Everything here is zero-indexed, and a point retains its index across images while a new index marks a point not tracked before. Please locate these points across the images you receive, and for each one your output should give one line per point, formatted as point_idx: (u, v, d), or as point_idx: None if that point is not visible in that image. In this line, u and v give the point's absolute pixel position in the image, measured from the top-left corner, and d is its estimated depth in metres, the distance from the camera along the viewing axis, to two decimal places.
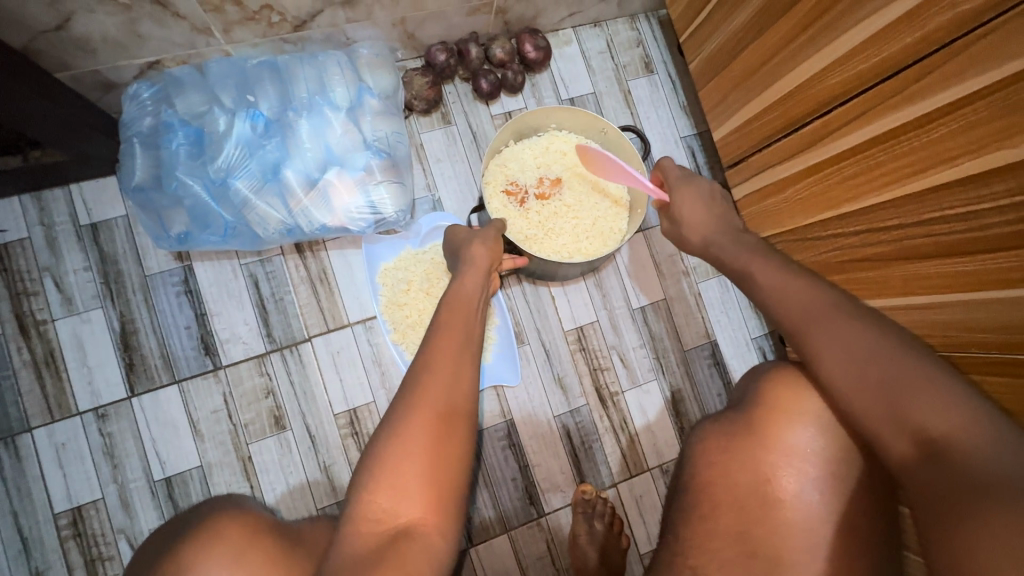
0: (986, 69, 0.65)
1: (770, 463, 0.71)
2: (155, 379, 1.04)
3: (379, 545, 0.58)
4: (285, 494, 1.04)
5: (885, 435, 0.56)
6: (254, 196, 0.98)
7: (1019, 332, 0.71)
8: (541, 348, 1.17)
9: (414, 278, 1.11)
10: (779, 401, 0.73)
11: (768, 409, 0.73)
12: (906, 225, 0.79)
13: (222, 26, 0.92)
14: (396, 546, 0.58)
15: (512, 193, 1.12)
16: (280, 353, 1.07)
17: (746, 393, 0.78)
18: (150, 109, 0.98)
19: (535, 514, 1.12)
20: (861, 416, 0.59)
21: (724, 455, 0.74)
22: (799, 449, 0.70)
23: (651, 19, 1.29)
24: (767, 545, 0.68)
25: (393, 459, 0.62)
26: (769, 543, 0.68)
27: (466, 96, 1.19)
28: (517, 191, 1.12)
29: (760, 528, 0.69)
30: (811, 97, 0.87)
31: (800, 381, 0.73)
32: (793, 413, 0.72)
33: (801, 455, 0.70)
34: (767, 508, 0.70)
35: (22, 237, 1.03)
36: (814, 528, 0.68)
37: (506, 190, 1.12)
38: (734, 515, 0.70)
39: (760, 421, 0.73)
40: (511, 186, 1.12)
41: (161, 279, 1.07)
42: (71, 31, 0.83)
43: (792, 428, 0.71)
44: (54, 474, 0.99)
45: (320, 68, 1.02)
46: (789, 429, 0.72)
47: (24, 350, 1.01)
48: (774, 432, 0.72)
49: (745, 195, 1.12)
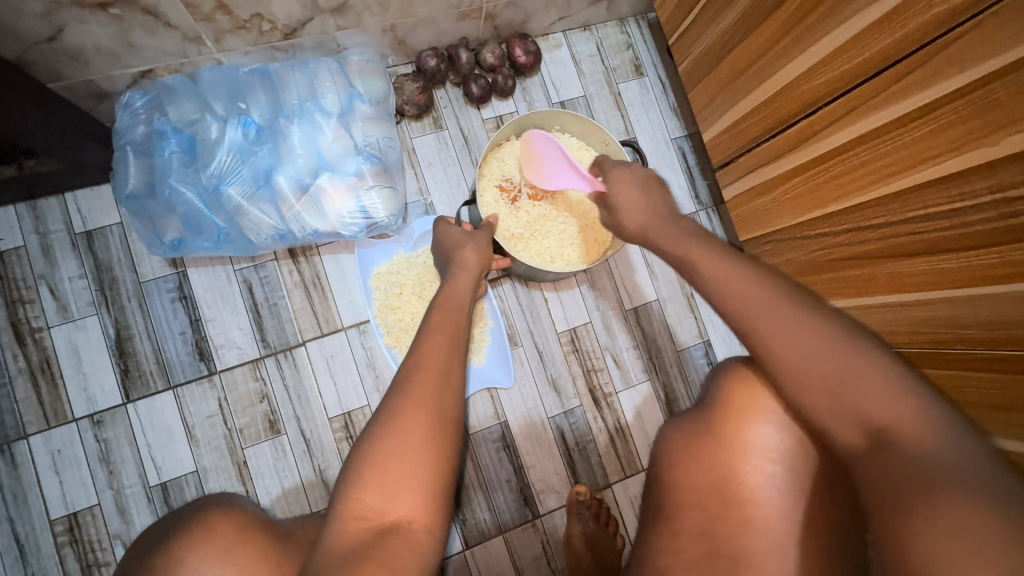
0: (965, 68, 0.66)
1: (728, 462, 0.72)
2: (150, 385, 1.04)
3: (366, 544, 0.58)
4: (281, 498, 1.04)
5: (831, 425, 0.54)
6: (247, 202, 0.99)
7: (1004, 327, 0.72)
8: (534, 350, 1.18)
9: (406, 281, 1.12)
10: (734, 401, 0.74)
11: (724, 409, 0.74)
12: (891, 223, 0.80)
13: (213, 35, 0.93)
14: (381, 543, 0.58)
15: (505, 189, 1.12)
16: (274, 358, 1.08)
17: (707, 393, 0.79)
18: (142, 117, 0.99)
19: (530, 515, 1.12)
20: (801, 404, 0.55)
21: (691, 457, 0.75)
22: (760, 446, 0.71)
23: (640, 22, 1.30)
24: (728, 545, 0.68)
25: (380, 459, 0.63)
26: (731, 540, 0.68)
27: (457, 100, 1.20)
28: (511, 188, 1.13)
29: (721, 526, 0.69)
30: (797, 98, 0.88)
31: (752, 380, 0.74)
32: (750, 410, 0.72)
33: (760, 453, 0.71)
34: (728, 506, 0.70)
35: (18, 245, 1.04)
36: (776, 524, 0.67)
37: (500, 185, 1.13)
38: (699, 514, 0.71)
39: (721, 421, 0.74)
40: (505, 182, 1.12)
41: (155, 285, 1.07)
42: (64, 42, 0.84)
43: (749, 425, 0.72)
44: (50, 480, 1.00)
45: (311, 75, 1.03)
46: (747, 427, 0.72)
47: (20, 357, 1.02)
48: (732, 430, 0.73)
49: (734, 195, 1.12)
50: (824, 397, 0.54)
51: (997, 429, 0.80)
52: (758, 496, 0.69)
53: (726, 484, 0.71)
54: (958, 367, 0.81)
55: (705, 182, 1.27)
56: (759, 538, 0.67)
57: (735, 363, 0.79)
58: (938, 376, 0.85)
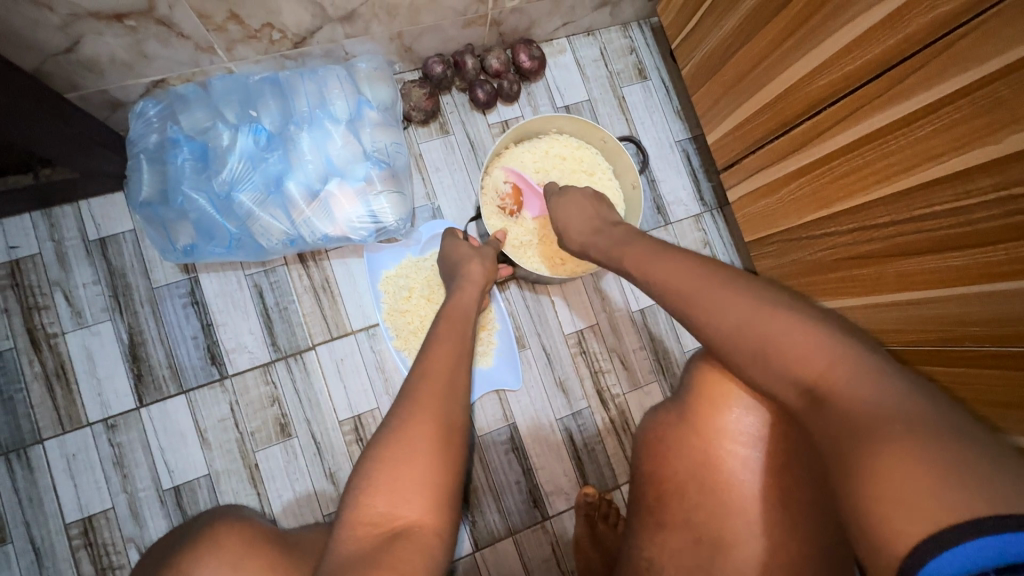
0: (967, 68, 0.67)
1: (701, 448, 0.73)
2: (163, 390, 1.06)
3: (377, 543, 0.59)
4: (293, 502, 1.05)
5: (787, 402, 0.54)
6: (258, 208, 1.01)
7: (1011, 323, 0.73)
8: (542, 352, 1.18)
9: (415, 285, 1.13)
10: (705, 391, 0.75)
11: (696, 400, 0.76)
12: (897, 222, 0.80)
13: (225, 45, 0.95)
14: (391, 543, 0.58)
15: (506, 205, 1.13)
16: (285, 362, 1.09)
17: (683, 385, 0.81)
18: (156, 126, 1.01)
19: (540, 516, 1.12)
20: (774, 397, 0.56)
21: (669, 446, 0.77)
22: (731, 431, 0.72)
23: (644, 27, 1.31)
24: (710, 530, 0.70)
25: (392, 462, 0.64)
26: (711, 527, 0.70)
27: (463, 106, 1.21)
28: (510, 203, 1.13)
29: (701, 514, 0.71)
30: (801, 99, 0.89)
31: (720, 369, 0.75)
32: (717, 398, 0.74)
33: (732, 437, 0.72)
34: (704, 491, 0.72)
35: (33, 252, 1.06)
36: (753, 508, 0.69)
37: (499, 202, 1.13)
38: (679, 504, 0.73)
39: (690, 410, 0.76)
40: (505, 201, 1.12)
41: (168, 291, 1.09)
42: (80, 53, 0.86)
43: (719, 412, 0.73)
44: (66, 485, 1.01)
45: (320, 83, 1.05)
46: (717, 415, 0.73)
47: (36, 363, 1.04)
48: (705, 418, 0.74)
49: (739, 197, 1.13)
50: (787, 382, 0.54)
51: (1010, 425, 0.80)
52: (733, 480, 0.71)
53: (704, 470, 0.72)
54: (966, 364, 0.81)
55: (709, 183, 1.28)
56: (738, 521, 0.69)
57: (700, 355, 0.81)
58: (946, 373, 0.85)
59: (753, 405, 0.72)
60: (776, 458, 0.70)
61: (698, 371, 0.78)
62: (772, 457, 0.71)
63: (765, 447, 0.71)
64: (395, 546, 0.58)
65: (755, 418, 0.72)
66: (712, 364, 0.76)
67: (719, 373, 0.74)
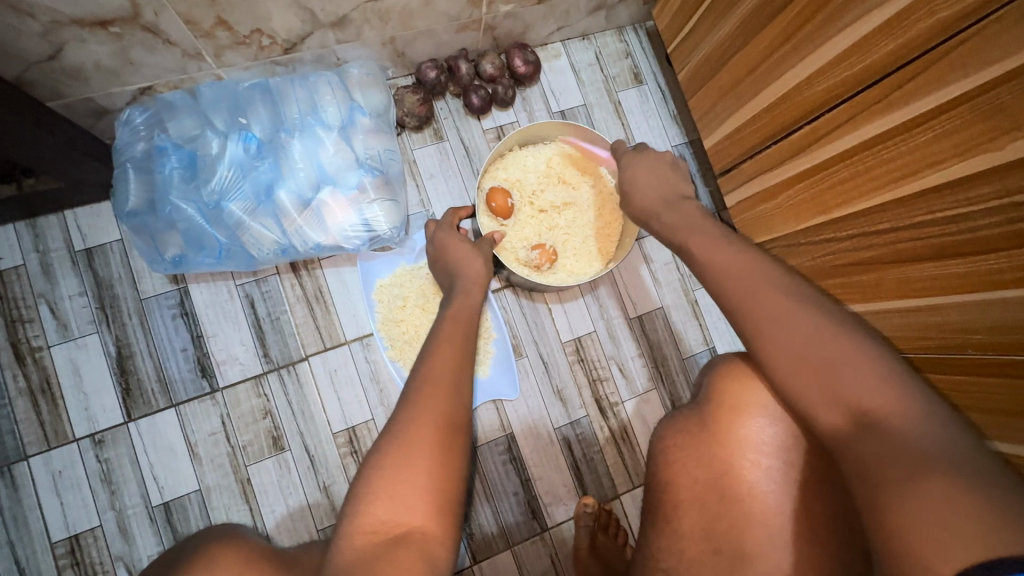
0: (970, 73, 0.65)
1: (720, 458, 0.72)
2: (152, 404, 1.03)
3: (380, 550, 0.57)
4: (285, 517, 1.03)
5: (818, 412, 0.57)
6: (248, 217, 0.98)
7: (1012, 332, 0.71)
8: (540, 361, 1.17)
9: (410, 294, 1.11)
10: (728, 397, 0.74)
11: (718, 406, 0.75)
12: (897, 228, 0.79)
13: (213, 51, 0.93)
14: (392, 551, 0.56)
15: (500, 214, 1.10)
16: (276, 373, 1.07)
17: (702, 391, 0.80)
18: (143, 134, 0.99)
19: (538, 528, 1.11)
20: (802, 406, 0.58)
21: (688, 452, 0.75)
22: (754, 440, 0.72)
23: (639, 31, 1.30)
24: (731, 543, 0.69)
25: (393, 468, 0.62)
26: (732, 539, 0.69)
27: (457, 111, 1.20)
28: (536, 256, 1.09)
29: (721, 525, 0.70)
30: (800, 104, 0.88)
31: (749, 375, 0.74)
32: (741, 406, 0.73)
33: (755, 447, 0.71)
34: (726, 502, 0.71)
35: (17, 264, 1.03)
36: (776, 523, 0.68)
37: (490, 205, 1.09)
38: (697, 511, 0.72)
39: (714, 417, 0.75)
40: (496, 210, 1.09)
41: (156, 302, 1.06)
42: (64, 61, 0.84)
43: (742, 421, 0.73)
44: (51, 502, 0.98)
45: (312, 89, 1.02)
46: (740, 423, 0.73)
47: (20, 377, 1.01)
48: (727, 429, 0.73)
49: (736, 203, 1.12)
50: (819, 389, 0.57)
51: (998, 434, 0.80)
52: (757, 492, 0.70)
53: (724, 480, 0.72)
54: (962, 373, 0.81)
55: (707, 188, 1.27)
56: (758, 533, 0.68)
57: (728, 358, 0.80)
58: (947, 381, 0.84)
59: (777, 416, 0.72)
60: (802, 473, 0.70)
61: (720, 377, 0.77)
62: (796, 469, 0.70)
63: (788, 457, 0.71)
64: (395, 552, 0.56)
65: (778, 429, 0.72)
66: (737, 374, 0.75)
67: (745, 381, 0.74)
